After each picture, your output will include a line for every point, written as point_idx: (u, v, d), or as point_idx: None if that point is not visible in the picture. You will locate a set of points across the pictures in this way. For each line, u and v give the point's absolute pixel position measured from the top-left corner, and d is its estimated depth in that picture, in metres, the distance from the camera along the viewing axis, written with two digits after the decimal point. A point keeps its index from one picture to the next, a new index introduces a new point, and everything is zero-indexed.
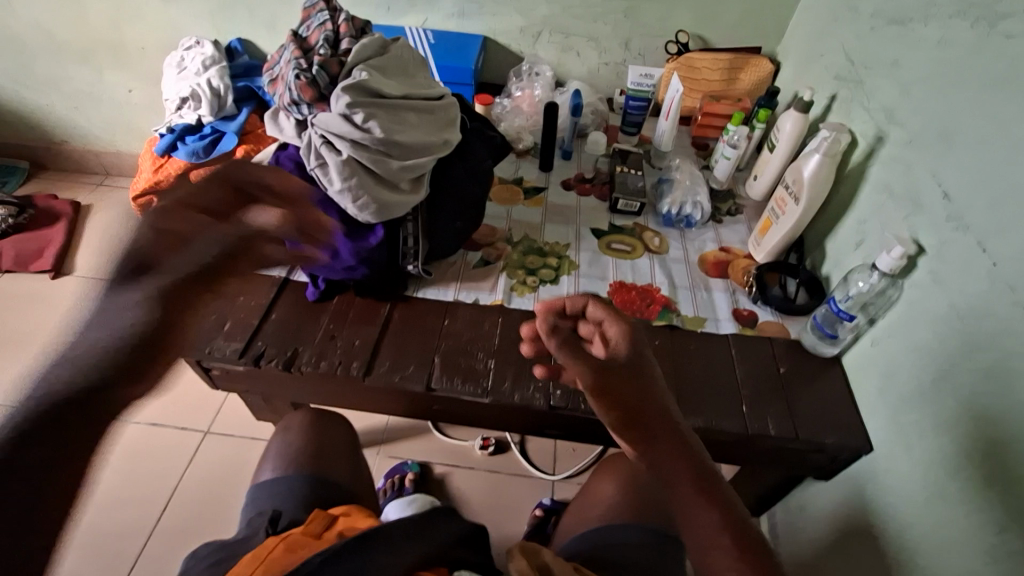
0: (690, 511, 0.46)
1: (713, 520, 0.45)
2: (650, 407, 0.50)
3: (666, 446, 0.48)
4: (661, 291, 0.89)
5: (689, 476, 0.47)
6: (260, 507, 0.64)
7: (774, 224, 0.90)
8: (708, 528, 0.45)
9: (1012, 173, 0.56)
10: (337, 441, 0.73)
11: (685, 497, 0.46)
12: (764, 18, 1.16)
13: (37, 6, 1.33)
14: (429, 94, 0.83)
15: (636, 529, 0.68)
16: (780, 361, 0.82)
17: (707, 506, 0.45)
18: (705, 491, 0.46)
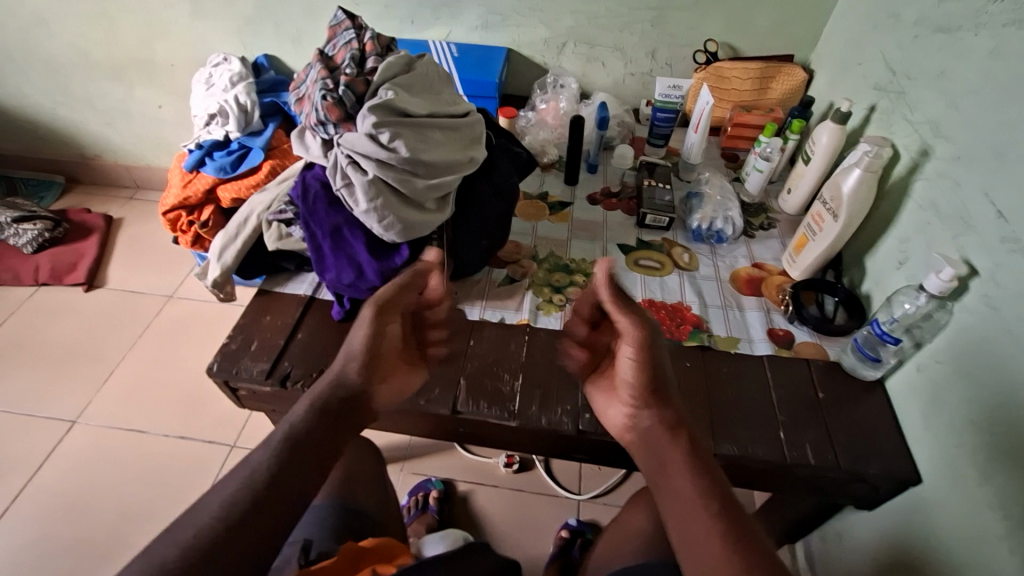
0: (669, 456, 0.56)
1: (691, 468, 0.54)
2: (665, 376, 0.61)
3: (665, 408, 0.59)
4: (692, 310, 0.87)
5: (683, 431, 0.57)
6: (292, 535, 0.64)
7: (810, 241, 0.87)
8: (681, 474, 0.53)
9: None
10: (364, 467, 0.72)
11: (670, 446, 0.56)
12: (797, 24, 1.12)
13: (73, 26, 1.36)
14: (455, 111, 0.82)
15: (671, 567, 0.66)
16: (818, 386, 0.78)
17: (687, 458, 0.55)
18: (692, 446, 0.56)
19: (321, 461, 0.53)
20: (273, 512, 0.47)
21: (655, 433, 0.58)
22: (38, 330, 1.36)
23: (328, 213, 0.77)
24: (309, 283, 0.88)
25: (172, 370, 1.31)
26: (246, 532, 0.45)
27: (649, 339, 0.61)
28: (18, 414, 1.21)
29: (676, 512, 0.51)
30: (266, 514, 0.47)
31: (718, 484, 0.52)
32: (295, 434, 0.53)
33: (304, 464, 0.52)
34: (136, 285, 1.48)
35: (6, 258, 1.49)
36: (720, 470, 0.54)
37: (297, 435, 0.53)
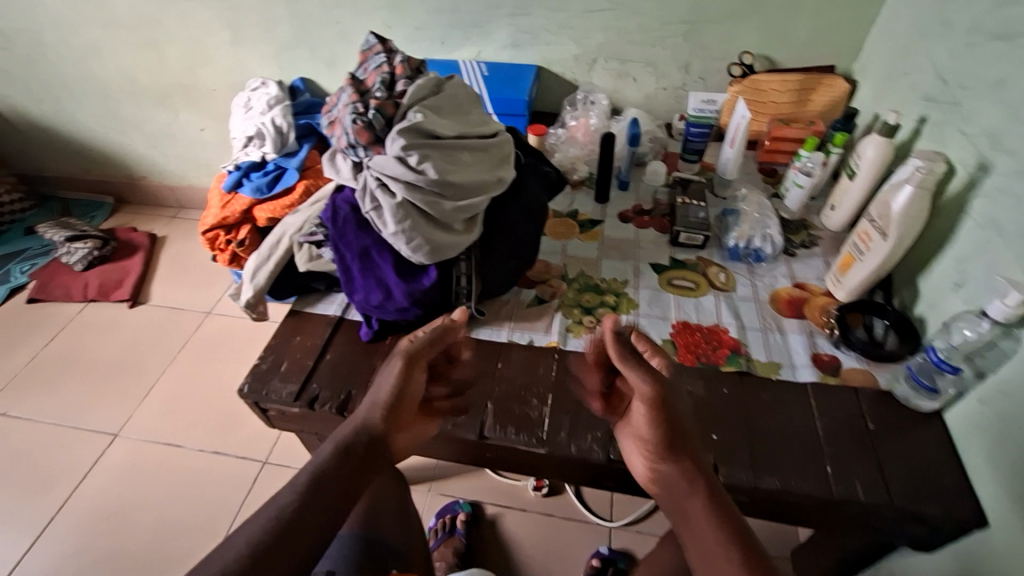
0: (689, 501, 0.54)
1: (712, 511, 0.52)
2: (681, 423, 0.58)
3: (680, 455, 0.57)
4: (729, 333, 0.83)
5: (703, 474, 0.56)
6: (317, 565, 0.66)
7: (856, 262, 0.82)
8: (700, 520, 0.52)
9: None
10: (389, 495, 0.71)
11: (690, 490, 0.55)
12: (838, 34, 1.08)
13: (124, 55, 1.44)
14: (484, 131, 0.82)
15: None
16: (867, 416, 0.73)
17: (705, 502, 0.53)
18: (715, 491, 0.54)
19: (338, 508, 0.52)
20: (287, 565, 0.47)
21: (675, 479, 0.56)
22: (85, 345, 1.42)
23: (357, 235, 0.77)
24: (339, 303, 0.88)
25: (208, 386, 1.34)
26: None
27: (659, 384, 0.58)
28: (65, 426, 1.26)
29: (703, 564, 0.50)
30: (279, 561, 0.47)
31: (738, 526, 0.51)
32: (315, 478, 0.53)
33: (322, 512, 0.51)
34: (177, 301, 1.53)
35: (59, 275, 1.57)
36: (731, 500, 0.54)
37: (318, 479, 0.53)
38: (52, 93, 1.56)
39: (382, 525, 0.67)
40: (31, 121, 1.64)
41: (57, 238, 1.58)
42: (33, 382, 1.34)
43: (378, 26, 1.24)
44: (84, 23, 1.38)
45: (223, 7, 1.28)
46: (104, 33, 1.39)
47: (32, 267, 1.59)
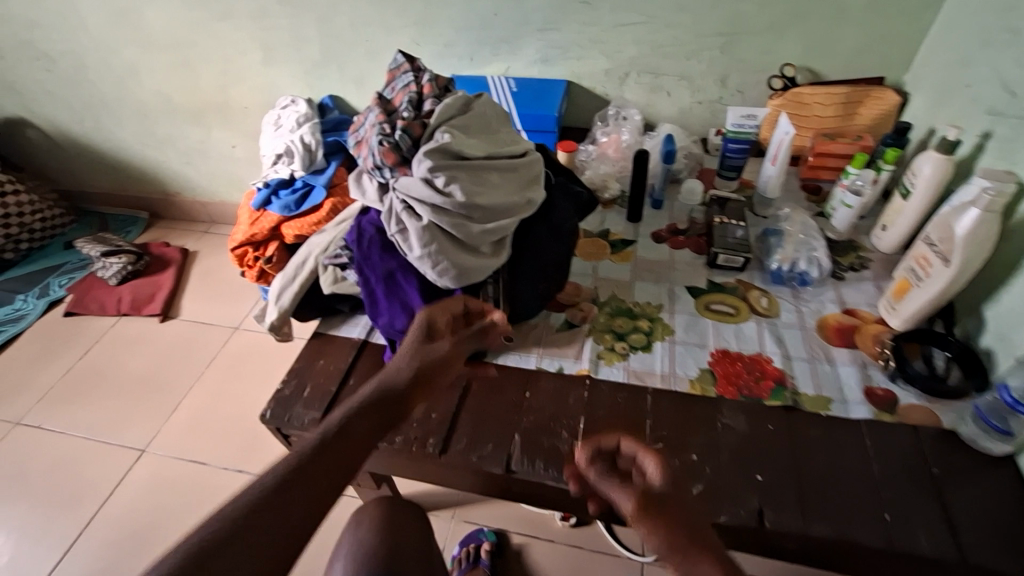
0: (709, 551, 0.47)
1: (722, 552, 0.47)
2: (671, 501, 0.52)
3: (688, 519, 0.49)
4: (773, 363, 0.77)
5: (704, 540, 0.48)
6: None
7: (914, 288, 0.76)
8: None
9: None
10: (411, 539, 0.68)
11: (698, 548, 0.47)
12: (887, 44, 1.02)
13: (161, 76, 1.47)
14: (513, 151, 0.79)
15: None
16: (930, 459, 0.66)
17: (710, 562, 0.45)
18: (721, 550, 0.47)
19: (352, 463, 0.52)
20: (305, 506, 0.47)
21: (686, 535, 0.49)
22: (117, 358, 1.44)
23: (382, 258, 0.75)
24: (363, 326, 0.86)
25: (234, 402, 1.34)
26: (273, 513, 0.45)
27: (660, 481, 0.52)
28: (95, 441, 1.27)
29: None
30: (295, 499, 0.47)
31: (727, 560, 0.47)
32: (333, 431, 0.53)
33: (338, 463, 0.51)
34: (206, 316, 1.55)
35: (94, 289, 1.60)
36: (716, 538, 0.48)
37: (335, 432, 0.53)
38: (92, 113, 1.61)
39: (402, 567, 0.64)
40: (73, 140, 1.69)
41: (94, 253, 1.62)
42: (65, 395, 1.36)
43: (407, 43, 1.23)
44: (123, 45, 1.42)
45: (256, 27, 1.30)
46: (142, 54, 1.42)
47: (70, 281, 1.63)
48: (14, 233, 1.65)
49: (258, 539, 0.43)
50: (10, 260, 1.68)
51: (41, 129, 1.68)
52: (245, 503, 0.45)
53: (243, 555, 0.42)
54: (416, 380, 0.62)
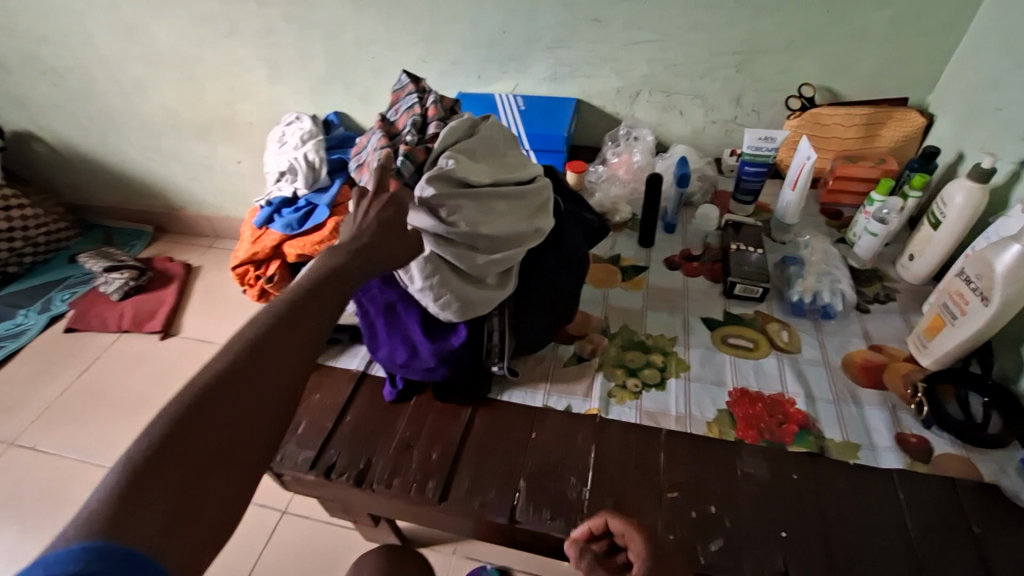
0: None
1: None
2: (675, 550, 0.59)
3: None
4: (796, 405, 0.72)
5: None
6: None
7: (948, 327, 0.71)
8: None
9: None
10: None
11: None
12: (912, 64, 0.98)
13: (166, 91, 1.45)
14: (521, 177, 0.76)
15: None
16: (971, 517, 0.61)
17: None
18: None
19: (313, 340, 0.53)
20: (249, 388, 0.47)
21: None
22: (116, 377, 1.42)
23: (382, 290, 0.72)
24: (362, 357, 0.83)
25: None
26: (222, 397, 0.45)
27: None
28: (90, 463, 1.24)
29: None
30: (239, 384, 0.46)
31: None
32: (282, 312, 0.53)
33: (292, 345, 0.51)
34: (207, 334, 1.52)
35: (96, 305, 1.58)
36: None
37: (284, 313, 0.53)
38: (98, 127, 1.60)
39: None
40: (80, 154, 1.68)
41: (96, 268, 1.60)
42: (63, 415, 1.33)
43: (413, 61, 1.21)
44: (129, 59, 1.41)
45: (261, 43, 1.28)
46: (149, 70, 1.41)
47: (72, 296, 1.62)
48: (18, 247, 1.64)
49: (233, 406, 0.45)
50: (14, 274, 1.66)
51: (48, 142, 1.67)
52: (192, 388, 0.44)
53: (199, 439, 0.42)
54: (365, 266, 0.63)
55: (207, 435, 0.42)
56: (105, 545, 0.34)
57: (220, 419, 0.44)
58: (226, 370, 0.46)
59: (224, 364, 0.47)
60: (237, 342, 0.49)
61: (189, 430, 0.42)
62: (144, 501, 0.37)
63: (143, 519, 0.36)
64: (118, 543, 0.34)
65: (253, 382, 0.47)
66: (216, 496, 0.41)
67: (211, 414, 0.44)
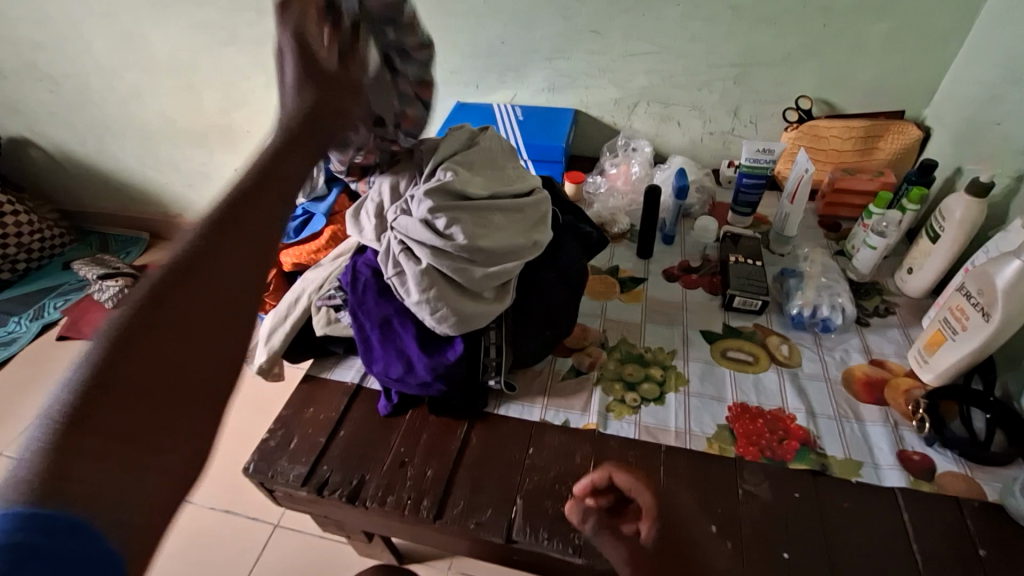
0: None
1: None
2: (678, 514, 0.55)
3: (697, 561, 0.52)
4: (797, 421, 0.72)
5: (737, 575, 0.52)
6: None
7: (948, 342, 0.70)
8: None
9: None
10: None
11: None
12: (908, 78, 0.98)
13: (164, 98, 1.45)
14: (519, 190, 0.75)
15: None
16: (976, 538, 0.60)
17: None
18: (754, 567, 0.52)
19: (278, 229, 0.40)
20: (203, 295, 0.35)
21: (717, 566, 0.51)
22: None
23: (377, 304, 0.71)
24: (357, 369, 0.82)
25: (228, 436, 1.30)
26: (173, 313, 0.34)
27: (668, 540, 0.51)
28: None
29: None
30: (194, 293, 0.35)
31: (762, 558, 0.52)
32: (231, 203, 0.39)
33: (244, 247, 0.38)
34: None
35: (89, 313, 1.56)
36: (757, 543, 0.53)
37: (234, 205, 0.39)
38: (95, 133, 1.58)
39: None
40: (76, 161, 1.67)
41: (90, 275, 1.59)
42: None
43: None
44: (126, 67, 1.40)
45: (260, 52, 1.28)
46: (147, 77, 1.41)
47: (65, 303, 1.60)
48: (11, 254, 1.62)
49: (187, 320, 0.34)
50: (7, 281, 1.64)
51: (44, 149, 1.66)
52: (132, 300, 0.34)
53: (147, 365, 0.32)
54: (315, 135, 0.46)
55: (155, 363, 0.33)
56: (40, 515, 0.26)
57: (168, 342, 0.33)
58: (169, 276, 0.35)
59: (166, 268, 0.35)
60: (183, 243, 0.36)
61: (130, 358, 0.32)
62: (83, 450, 0.29)
63: (87, 482, 0.28)
64: (61, 515, 0.27)
65: (204, 295, 0.36)
66: (181, 433, 0.33)
67: (154, 337, 0.33)
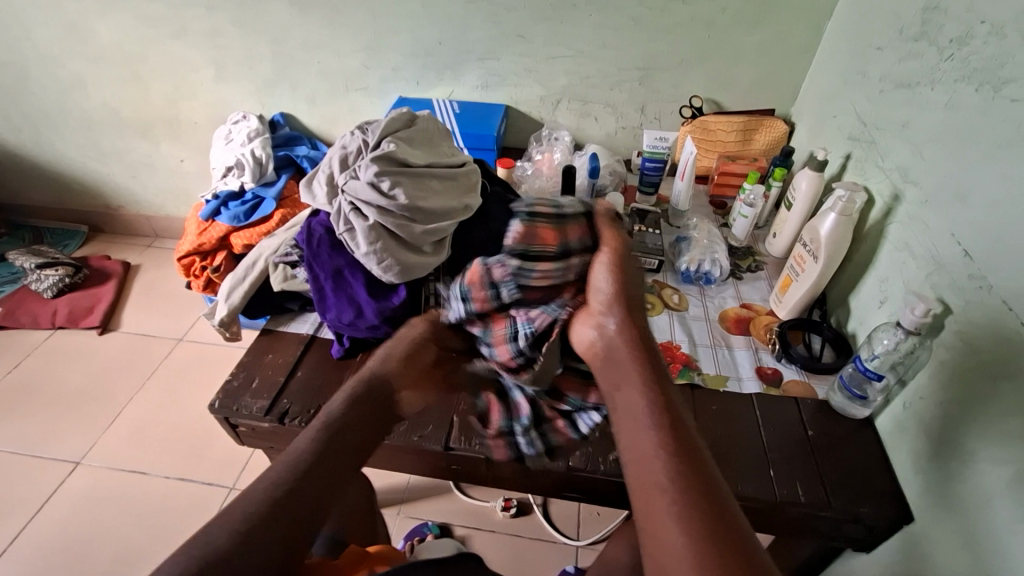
0: (655, 523, 0.42)
1: (680, 523, 0.41)
2: (647, 348, 0.58)
3: (637, 343, 0.59)
4: (681, 349, 0.88)
5: (653, 488, 0.44)
6: None
7: (794, 282, 0.91)
8: (644, 415, 0.50)
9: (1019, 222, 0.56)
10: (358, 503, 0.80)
11: (630, 445, 0.49)
12: (776, 82, 1.20)
13: (110, 89, 1.49)
14: (453, 162, 0.89)
15: (631, 555, 0.71)
16: (807, 424, 0.78)
17: (649, 402, 0.51)
18: (680, 474, 0.44)
19: (367, 428, 0.57)
20: (328, 470, 0.51)
21: (630, 402, 0.53)
22: (51, 372, 1.41)
23: (330, 256, 0.84)
24: (311, 323, 0.92)
25: (179, 410, 1.34)
26: (313, 474, 0.50)
27: (621, 295, 0.65)
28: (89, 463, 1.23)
29: (625, 418, 0.52)
30: (325, 465, 0.51)
31: (691, 464, 0.45)
32: (294, 472, 0.49)
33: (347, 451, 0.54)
34: (148, 328, 1.54)
35: (27, 303, 1.56)
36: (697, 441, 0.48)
37: (299, 471, 0.50)
38: (32, 123, 1.59)
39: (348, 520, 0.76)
40: (11, 152, 1.66)
41: (27, 265, 1.58)
42: None
43: (356, 67, 1.32)
44: (70, 58, 1.43)
45: (208, 46, 1.35)
46: (92, 68, 1.45)
47: None
48: None
49: (317, 475, 0.50)
50: None
51: None
52: (296, 456, 0.51)
53: (297, 506, 0.48)
54: (408, 354, 0.66)
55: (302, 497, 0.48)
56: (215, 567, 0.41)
57: (312, 486, 0.49)
58: (312, 446, 0.52)
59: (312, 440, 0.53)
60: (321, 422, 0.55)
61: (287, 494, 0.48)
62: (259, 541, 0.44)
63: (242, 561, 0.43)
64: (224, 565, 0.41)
65: (333, 460, 0.52)
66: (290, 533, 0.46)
67: (305, 481, 0.49)
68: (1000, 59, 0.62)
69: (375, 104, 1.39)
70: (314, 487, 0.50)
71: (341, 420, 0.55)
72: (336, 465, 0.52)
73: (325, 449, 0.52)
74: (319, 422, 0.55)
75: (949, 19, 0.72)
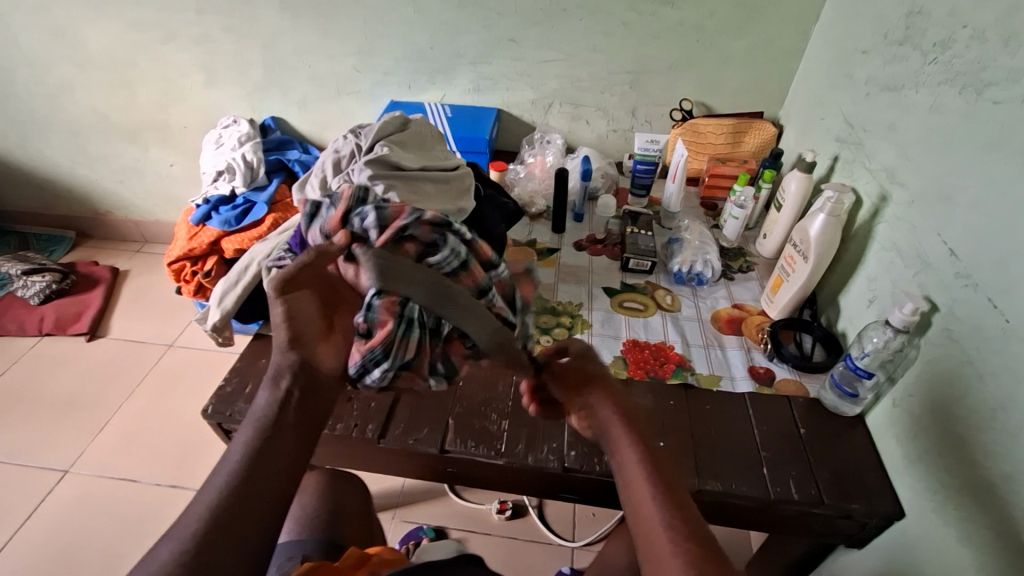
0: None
1: None
2: (625, 407, 0.59)
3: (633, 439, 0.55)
4: (675, 350, 0.89)
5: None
6: (284, 554, 0.70)
7: (785, 282, 0.92)
8: (644, 480, 0.51)
9: (1002, 221, 0.57)
10: (354, 505, 0.79)
11: (635, 513, 0.50)
12: (764, 85, 1.22)
13: (97, 93, 1.47)
14: (446, 165, 0.91)
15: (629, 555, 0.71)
16: (800, 423, 0.78)
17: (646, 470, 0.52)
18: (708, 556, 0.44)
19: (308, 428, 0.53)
20: (269, 476, 0.48)
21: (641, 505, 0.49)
22: (38, 380, 1.39)
23: None
24: None
25: (169, 416, 1.33)
26: (254, 486, 0.47)
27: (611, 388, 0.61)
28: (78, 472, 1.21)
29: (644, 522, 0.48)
30: (263, 472, 0.48)
31: (696, 530, 0.46)
32: (231, 487, 0.46)
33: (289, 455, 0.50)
34: (137, 334, 1.52)
35: (13, 310, 1.54)
36: (695, 505, 0.49)
37: (237, 484, 0.46)
38: (17, 128, 1.57)
39: (343, 524, 0.76)
40: None
41: (13, 271, 1.55)
42: None
43: (348, 71, 1.32)
44: (56, 62, 1.42)
45: (198, 50, 1.34)
46: (80, 72, 1.43)
47: None
48: None
49: (257, 485, 0.47)
50: None
51: None
52: (228, 471, 0.47)
53: (242, 523, 0.44)
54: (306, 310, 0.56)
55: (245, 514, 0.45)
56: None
57: (255, 499, 0.46)
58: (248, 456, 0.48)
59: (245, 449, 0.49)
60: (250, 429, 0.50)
61: (227, 510, 0.45)
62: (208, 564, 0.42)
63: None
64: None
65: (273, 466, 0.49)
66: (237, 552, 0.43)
67: (244, 494, 0.46)
68: (982, 62, 0.63)
69: (368, 108, 1.39)
70: (256, 497, 0.46)
71: (274, 415, 0.51)
72: (279, 471, 0.49)
73: (263, 457, 0.49)
74: (251, 423, 0.51)
75: (932, 24, 0.73)
